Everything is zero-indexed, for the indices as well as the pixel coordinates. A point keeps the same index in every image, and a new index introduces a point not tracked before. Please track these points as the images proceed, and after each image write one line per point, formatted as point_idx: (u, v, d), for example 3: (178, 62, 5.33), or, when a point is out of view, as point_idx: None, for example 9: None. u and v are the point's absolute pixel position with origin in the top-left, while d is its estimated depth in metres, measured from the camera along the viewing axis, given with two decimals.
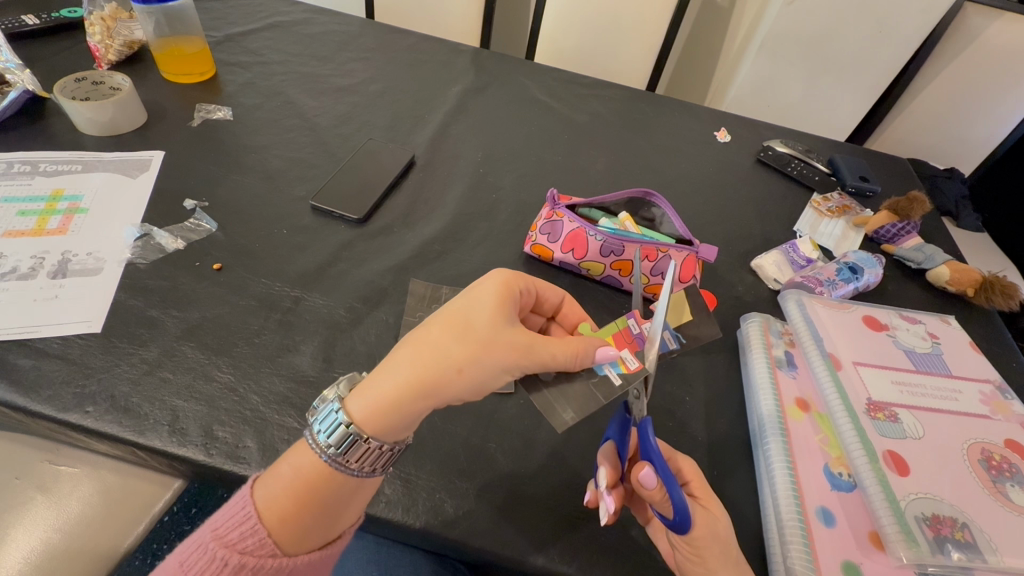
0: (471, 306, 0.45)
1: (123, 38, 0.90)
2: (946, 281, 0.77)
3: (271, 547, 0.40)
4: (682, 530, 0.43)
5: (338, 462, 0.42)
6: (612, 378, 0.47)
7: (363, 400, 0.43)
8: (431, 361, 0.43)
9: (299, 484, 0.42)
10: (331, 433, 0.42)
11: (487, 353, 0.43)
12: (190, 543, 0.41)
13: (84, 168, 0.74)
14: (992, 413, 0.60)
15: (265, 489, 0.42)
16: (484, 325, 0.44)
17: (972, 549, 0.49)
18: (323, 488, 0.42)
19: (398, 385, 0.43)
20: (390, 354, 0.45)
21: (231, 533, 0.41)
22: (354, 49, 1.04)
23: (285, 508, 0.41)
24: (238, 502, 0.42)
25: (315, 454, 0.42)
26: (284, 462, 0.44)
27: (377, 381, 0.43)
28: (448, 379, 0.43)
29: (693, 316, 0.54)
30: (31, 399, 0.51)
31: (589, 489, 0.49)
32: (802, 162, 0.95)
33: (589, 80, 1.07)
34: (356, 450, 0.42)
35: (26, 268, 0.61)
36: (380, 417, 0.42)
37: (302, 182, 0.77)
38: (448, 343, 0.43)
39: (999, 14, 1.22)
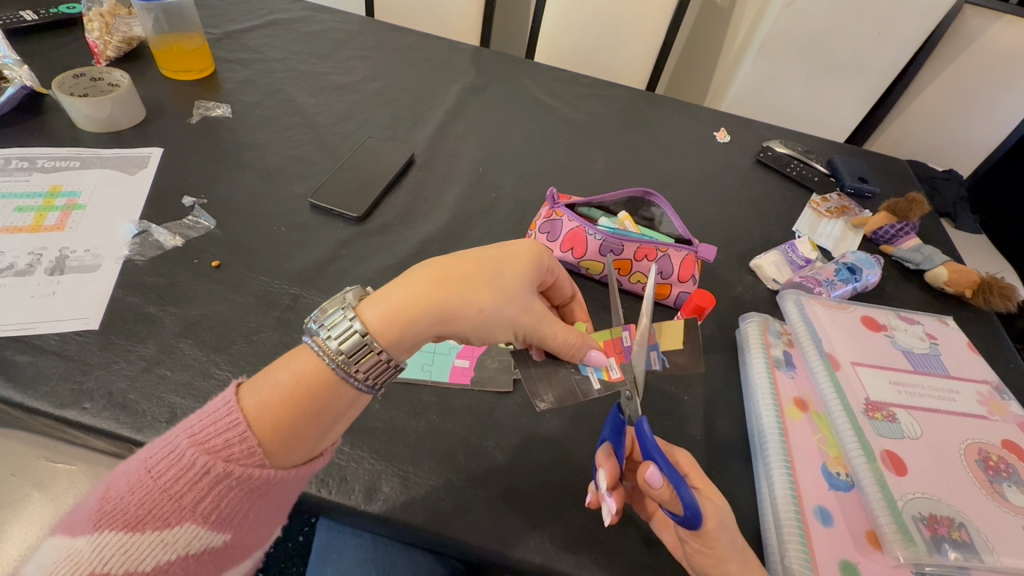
0: (503, 256, 0.48)
1: (122, 34, 0.89)
2: (944, 282, 0.77)
3: (259, 457, 0.39)
4: (695, 525, 0.42)
5: (344, 371, 0.41)
6: (593, 382, 0.47)
7: (376, 309, 0.43)
8: (455, 290, 0.44)
9: (299, 391, 0.41)
10: (342, 339, 0.41)
11: (505, 305, 0.45)
12: (161, 448, 0.38)
13: (82, 165, 0.74)
14: (989, 414, 0.60)
15: (258, 396, 0.40)
16: (511, 280, 0.47)
17: (969, 548, 0.49)
18: (322, 400, 0.41)
19: (416, 301, 0.43)
20: (408, 272, 0.45)
21: (214, 439, 0.38)
22: (353, 47, 1.04)
23: (278, 414, 0.40)
24: (221, 405, 0.40)
25: (321, 359, 0.42)
26: (281, 368, 0.42)
27: (395, 294, 0.44)
28: (467, 313, 0.44)
29: (685, 345, 0.49)
30: (28, 395, 0.51)
31: (592, 491, 0.49)
32: (802, 162, 0.95)
33: (589, 80, 1.07)
34: (367, 360, 0.42)
35: (24, 264, 0.61)
36: (391, 328, 0.43)
37: (301, 180, 0.77)
38: (472, 282, 0.45)
39: (998, 17, 1.22)
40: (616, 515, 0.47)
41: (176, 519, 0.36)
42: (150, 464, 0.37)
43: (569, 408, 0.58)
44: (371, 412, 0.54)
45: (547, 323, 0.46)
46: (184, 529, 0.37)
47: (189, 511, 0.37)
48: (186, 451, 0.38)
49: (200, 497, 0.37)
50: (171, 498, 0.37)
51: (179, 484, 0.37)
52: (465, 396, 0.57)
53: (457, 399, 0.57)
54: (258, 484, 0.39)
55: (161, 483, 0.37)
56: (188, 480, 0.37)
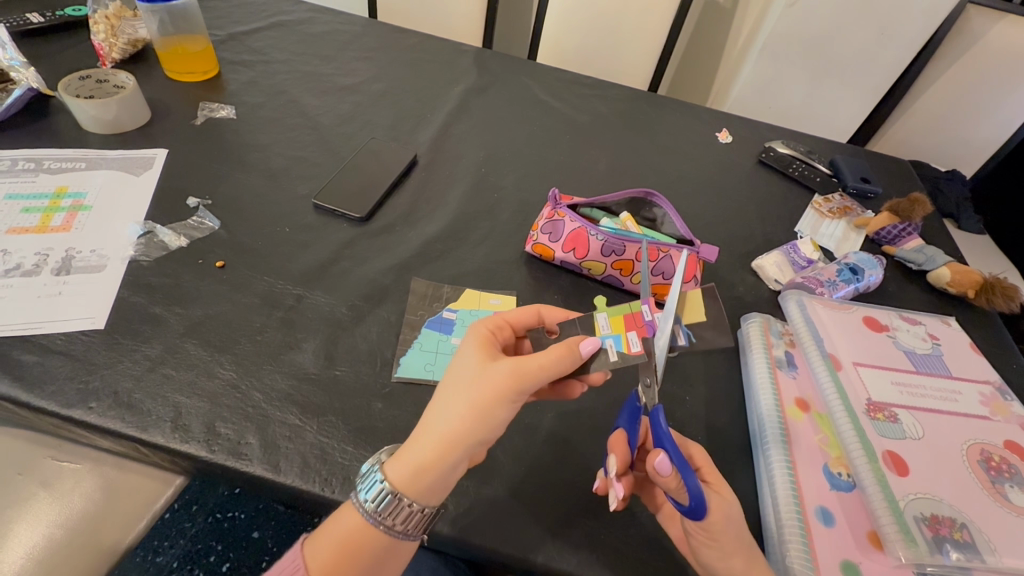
0: (457, 362, 0.45)
1: (127, 36, 0.90)
2: (947, 282, 0.77)
3: None
4: (699, 516, 0.43)
5: (380, 522, 0.42)
6: (610, 353, 0.47)
7: (394, 462, 0.43)
8: (444, 415, 0.42)
9: (343, 542, 0.43)
10: (371, 493, 0.42)
11: (483, 392, 0.42)
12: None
13: (88, 166, 0.74)
14: (991, 414, 0.60)
15: (314, 550, 0.43)
16: (476, 372, 0.43)
17: (971, 549, 0.49)
18: (367, 546, 0.43)
19: (422, 445, 0.42)
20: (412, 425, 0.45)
21: None
22: (356, 48, 1.04)
23: (331, 563, 0.42)
24: (288, 565, 0.43)
25: (360, 519, 0.43)
26: (332, 520, 0.44)
27: (405, 449, 0.43)
28: (464, 432, 0.41)
29: (708, 320, 0.49)
30: (35, 394, 0.52)
31: (598, 479, 0.51)
32: (803, 163, 0.95)
33: (591, 81, 1.07)
34: (396, 508, 0.42)
35: (30, 265, 0.62)
36: (414, 476, 0.42)
37: (305, 181, 0.78)
38: (448, 402, 0.43)
39: (1000, 16, 1.22)
40: (621, 502, 0.48)
41: None
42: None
43: (571, 409, 0.58)
44: (374, 411, 0.55)
45: (525, 372, 0.42)
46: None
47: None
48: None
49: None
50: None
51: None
52: None
53: None
54: None
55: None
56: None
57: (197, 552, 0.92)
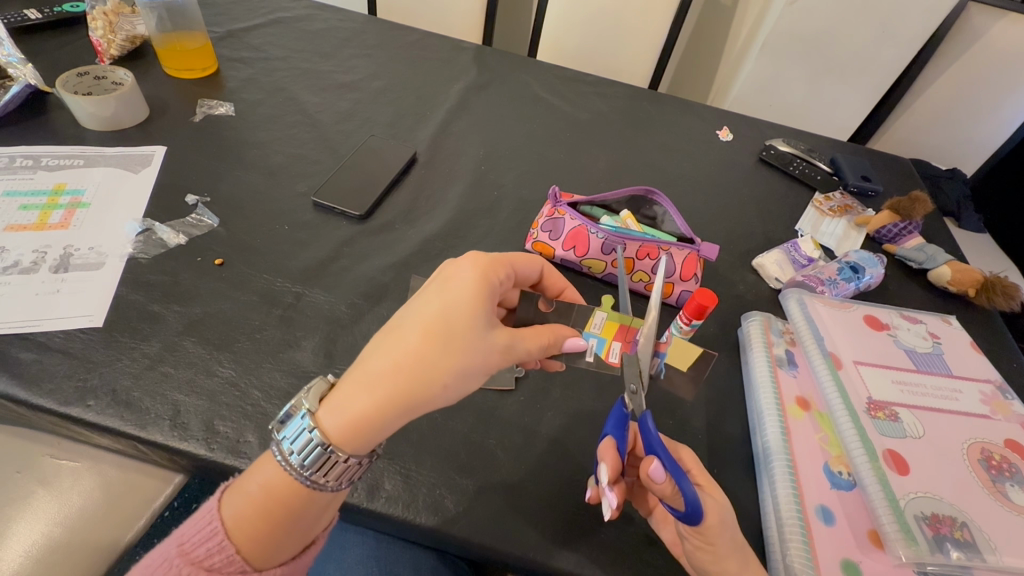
0: (448, 301, 0.42)
1: (125, 32, 0.89)
2: (948, 281, 0.77)
3: (240, 565, 0.40)
4: (694, 521, 0.42)
5: (312, 481, 0.41)
6: (590, 352, 0.57)
7: (331, 412, 0.41)
8: (409, 369, 0.40)
9: (265, 500, 0.41)
10: (303, 450, 0.40)
11: (470, 358, 0.41)
12: (154, 555, 0.41)
13: (86, 163, 0.74)
14: (992, 413, 0.60)
15: (233, 507, 0.41)
16: (467, 326, 0.41)
17: (971, 548, 0.49)
18: (294, 504, 0.41)
19: (372, 397, 0.40)
20: (359, 365, 0.41)
21: (197, 549, 0.40)
22: (356, 46, 1.04)
23: (254, 526, 0.40)
24: (204, 524, 0.41)
25: (290, 474, 0.41)
26: (251, 479, 0.42)
27: (356, 398, 0.40)
28: (432, 391, 0.40)
29: (687, 371, 0.62)
30: (33, 392, 0.51)
31: (591, 486, 0.49)
32: (804, 161, 0.95)
33: (592, 78, 1.06)
34: (334, 468, 0.40)
35: (28, 263, 0.61)
36: (359, 430, 0.40)
37: (303, 178, 0.77)
38: (428, 355, 0.40)
39: (1004, 14, 1.21)
40: (616, 511, 0.46)
41: None
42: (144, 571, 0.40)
43: (572, 408, 0.58)
44: None
45: (509, 349, 0.44)
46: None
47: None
48: (172, 561, 0.40)
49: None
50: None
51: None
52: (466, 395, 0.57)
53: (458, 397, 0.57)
54: None
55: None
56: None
57: None
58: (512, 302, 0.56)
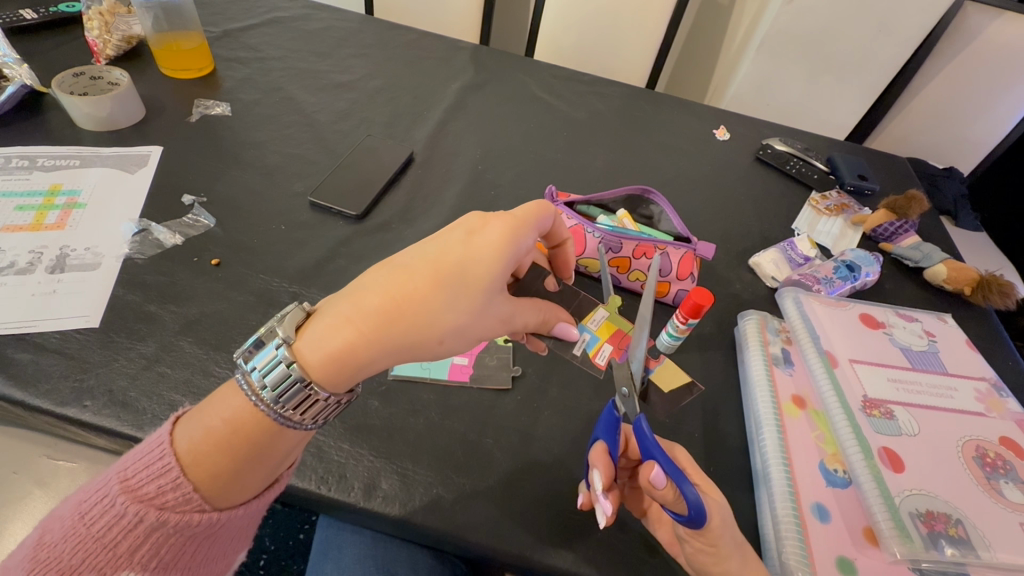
0: (470, 258, 0.42)
1: (121, 32, 0.89)
2: (943, 280, 0.77)
3: (197, 503, 0.38)
4: (698, 525, 0.42)
5: (285, 418, 0.39)
6: (580, 346, 0.61)
7: (312, 343, 0.39)
8: (412, 318, 0.40)
9: (229, 435, 0.38)
10: (275, 384, 0.38)
11: (473, 318, 0.42)
12: (95, 487, 0.38)
13: (82, 164, 0.74)
14: (987, 411, 0.60)
15: (191, 441, 0.38)
16: (477, 283, 0.42)
17: (966, 544, 0.49)
18: (264, 441, 0.39)
19: (365, 337, 0.39)
20: (357, 297, 0.40)
21: (145, 486, 0.37)
22: (353, 45, 1.04)
23: (216, 463, 0.38)
24: (153, 459, 0.38)
25: (260, 410, 0.39)
26: (214, 411, 0.39)
27: (346, 333, 0.39)
28: (428, 342, 0.40)
29: (667, 393, 0.60)
30: (29, 393, 0.51)
31: (584, 494, 0.49)
32: (801, 160, 0.95)
33: (589, 78, 1.06)
34: (311, 405, 0.39)
35: (24, 263, 0.61)
36: (342, 369, 0.39)
37: (301, 178, 0.77)
38: (435, 305, 0.40)
39: (999, 13, 1.22)
40: (611, 518, 0.46)
41: (112, 569, 0.36)
42: (82, 507, 0.37)
43: (569, 407, 0.58)
44: (370, 409, 0.55)
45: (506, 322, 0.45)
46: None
47: (124, 561, 0.37)
48: (116, 496, 0.37)
49: (134, 547, 0.37)
50: (105, 548, 0.36)
51: (112, 532, 0.37)
52: (464, 395, 0.57)
53: (456, 396, 0.57)
54: (201, 529, 0.38)
55: (94, 530, 0.37)
56: (121, 528, 0.37)
57: None
58: (523, 271, 0.55)
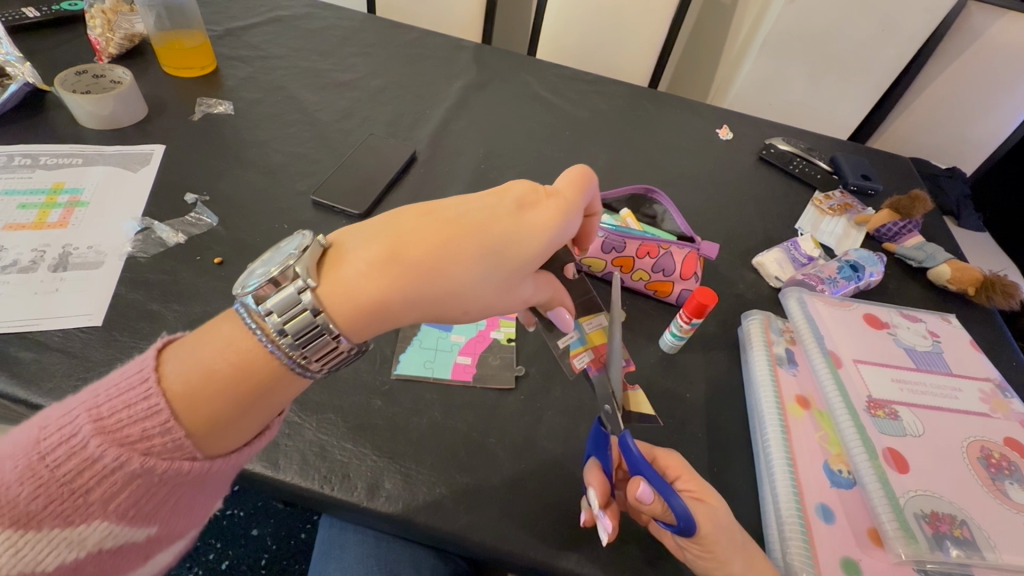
0: (513, 234, 0.42)
1: (124, 31, 0.89)
2: (947, 280, 0.77)
3: (190, 450, 0.36)
4: (689, 534, 0.42)
5: (299, 366, 0.38)
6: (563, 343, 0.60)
7: (338, 287, 0.38)
8: (443, 283, 0.39)
9: (233, 378, 0.37)
10: (294, 328, 0.37)
11: (497, 289, 0.42)
12: (56, 423, 0.34)
13: (84, 162, 0.74)
14: (991, 411, 0.60)
15: (186, 382, 0.36)
16: (516, 261, 0.42)
17: (971, 545, 0.49)
18: (266, 389, 0.38)
19: (393, 292, 0.38)
20: (398, 251, 0.39)
21: (124, 428, 0.34)
22: (355, 44, 1.03)
23: (213, 408, 0.36)
24: (134, 398, 0.35)
25: (274, 356, 0.38)
26: (214, 351, 0.37)
27: (374, 288, 0.38)
28: (453, 311, 0.41)
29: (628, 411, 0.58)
30: (32, 391, 0.51)
31: (585, 510, 0.48)
32: (804, 160, 0.94)
33: (591, 77, 1.06)
34: (326, 353, 0.38)
35: (27, 261, 0.61)
36: (364, 319, 0.39)
37: (303, 177, 0.77)
38: (469, 274, 0.40)
39: (1002, 13, 1.21)
40: (613, 533, 0.46)
41: (81, 517, 0.33)
42: (40, 445, 0.33)
43: (572, 407, 0.58)
44: (373, 408, 0.54)
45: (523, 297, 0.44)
46: (93, 527, 0.34)
47: (97, 509, 0.34)
48: (89, 437, 0.33)
49: (109, 494, 0.34)
50: (74, 493, 0.33)
51: (83, 477, 0.33)
52: (467, 394, 0.57)
53: (459, 395, 0.57)
54: (186, 478, 0.36)
55: (59, 474, 0.33)
56: (94, 473, 0.33)
57: (195, 550, 0.92)
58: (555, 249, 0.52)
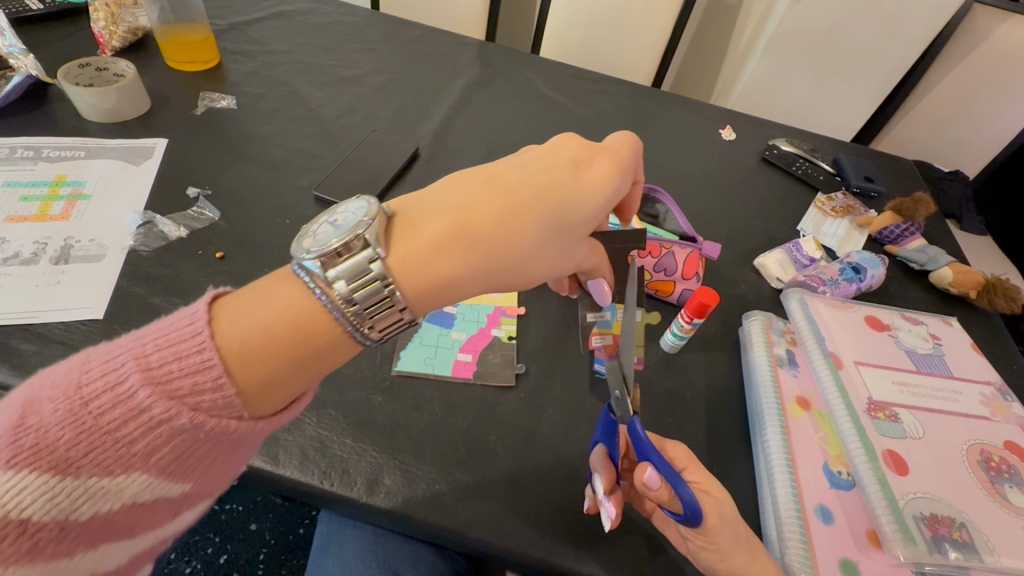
0: (575, 190, 0.44)
1: (128, 24, 0.89)
2: (949, 283, 0.77)
3: (237, 409, 0.34)
4: (695, 523, 0.42)
5: (360, 331, 0.38)
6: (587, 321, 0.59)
7: (409, 258, 0.39)
8: (511, 245, 0.41)
9: (292, 342, 0.36)
10: (364, 293, 0.37)
11: (560, 250, 0.44)
12: (100, 369, 0.32)
13: (87, 155, 0.74)
14: (991, 414, 0.60)
15: (242, 337, 0.35)
16: (578, 218, 0.44)
17: (970, 548, 0.49)
18: (319, 352, 0.37)
19: (460, 259, 0.40)
20: (464, 217, 0.41)
21: (176, 380, 0.33)
22: (359, 40, 1.03)
23: (269, 368, 0.35)
24: (188, 349, 0.33)
25: (336, 320, 0.37)
26: (272, 308, 0.37)
27: (444, 258, 0.40)
28: (520, 275, 0.43)
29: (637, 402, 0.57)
30: None
31: (588, 496, 0.49)
32: (807, 161, 0.94)
33: (595, 76, 1.06)
34: (388, 319, 0.38)
35: (29, 253, 0.61)
36: (432, 285, 0.40)
37: (306, 172, 0.77)
38: (534, 236, 0.42)
39: (1008, 16, 1.21)
40: (616, 519, 0.46)
41: (121, 468, 0.32)
42: (84, 392, 0.32)
43: (572, 404, 0.58)
44: (373, 405, 0.55)
45: (580, 257, 0.47)
46: (132, 479, 0.32)
47: (139, 461, 0.32)
48: (137, 387, 0.32)
49: (154, 447, 0.33)
50: (118, 444, 0.32)
51: (128, 428, 0.32)
52: (467, 391, 0.57)
53: (459, 392, 0.57)
54: (229, 436, 0.35)
55: (103, 423, 0.32)
56: (140, 424, 0.32)
57: (193, 543, 0.92)
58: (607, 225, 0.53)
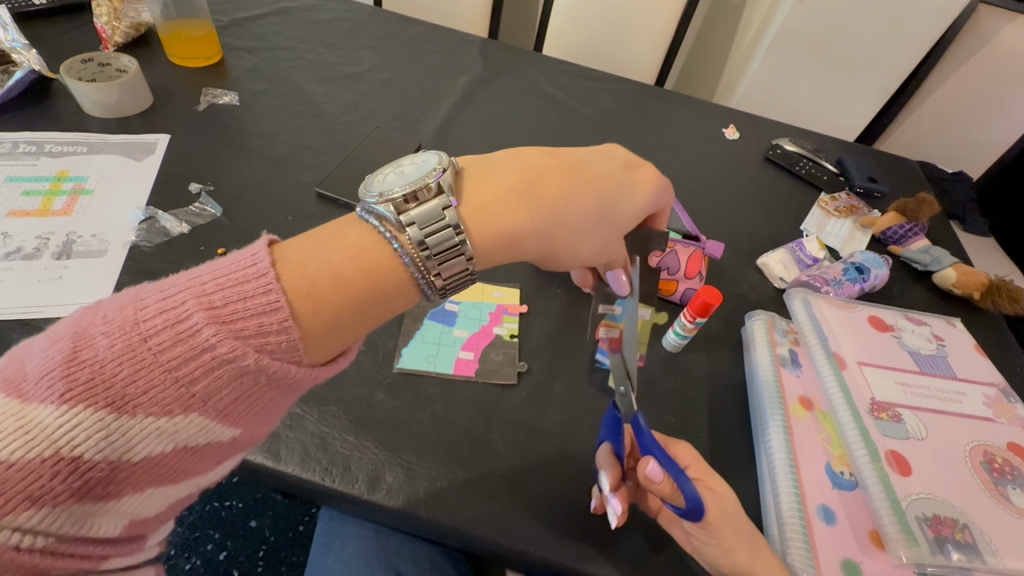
0: (625, 185, 0.48)
1: (130, 19, 0.89)
2: (952, 284, 0.76)
3: (300, 355, 0.36)
4: (698, 517, 0.42)
5: (426, 279, 0.40)
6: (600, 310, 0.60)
7: (479, 215, 0.42)
8: (566, 220, 0.45)
9: (362, 282, 0.38)
10: (434, 239, 0.39)
11: (601, 242, 0.47)
12: (159, 308, 0.33)
13: (90, 150, 0.73)
14: (995, 416, 0.60)
15: (310, 279, 0.37)
16: (624, 215, 0.48)
17: (972, 549, 0.49)
18: (377, 300, 0.39)
19: (524, 217, 0.43)
20: (528, 186, 0.44)
21: (238, 321, 0.33)
22: (361, 37, 1.03)
23: (334, 313, 0.37)
24: (254, 291, 0.34)
25: (404, 265, 0.39)
26: (337, 254, 0.38)
27: (510, 217, 0.43)
28: (568, 250, 0.46)
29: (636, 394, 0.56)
30: None
31: (596, 495, 0.49)
32: (811, 161, 0.94)
33: (599, 74, 1.06)
34: (451, 269, 0.40)
35: (31, 248, 0.61)
36: (489, 249, 0.43)
37: (308, 169, 0.77)
38: (583, 220, 0.45)
39: (1013, 16, 1.21)
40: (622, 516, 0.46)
41: (180, 408, 0.33)
42: (143, 328, 0.32)
43: (574, 403, 0.58)
44: (375, 402, 0.54)
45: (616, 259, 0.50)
46: (189, 420, 0.33)
47: (197, 403, 0.33)
48: (202, 325, 0.33)
49: (213, 389, 0.33)
50: (178, 383, 0.32)
51: (190, 366, 0.32)
52: (468, 388, 0.57)
53: (461, 390, 0.57)
54: (285, 382, 0.36)
55: (164, 360, 0.32)
56: (203, 364, 0.33)
57: (193, 540, 0.92)
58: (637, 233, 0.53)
